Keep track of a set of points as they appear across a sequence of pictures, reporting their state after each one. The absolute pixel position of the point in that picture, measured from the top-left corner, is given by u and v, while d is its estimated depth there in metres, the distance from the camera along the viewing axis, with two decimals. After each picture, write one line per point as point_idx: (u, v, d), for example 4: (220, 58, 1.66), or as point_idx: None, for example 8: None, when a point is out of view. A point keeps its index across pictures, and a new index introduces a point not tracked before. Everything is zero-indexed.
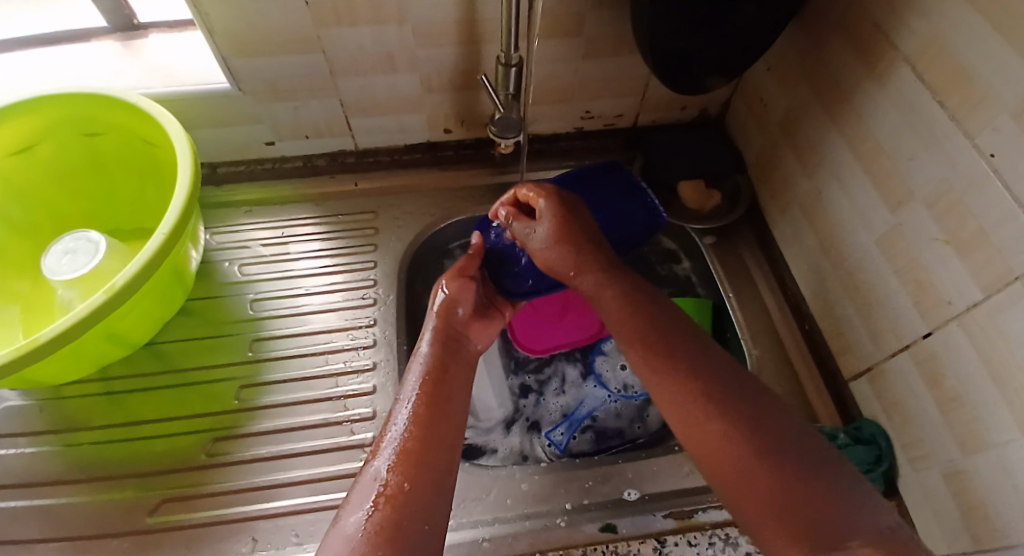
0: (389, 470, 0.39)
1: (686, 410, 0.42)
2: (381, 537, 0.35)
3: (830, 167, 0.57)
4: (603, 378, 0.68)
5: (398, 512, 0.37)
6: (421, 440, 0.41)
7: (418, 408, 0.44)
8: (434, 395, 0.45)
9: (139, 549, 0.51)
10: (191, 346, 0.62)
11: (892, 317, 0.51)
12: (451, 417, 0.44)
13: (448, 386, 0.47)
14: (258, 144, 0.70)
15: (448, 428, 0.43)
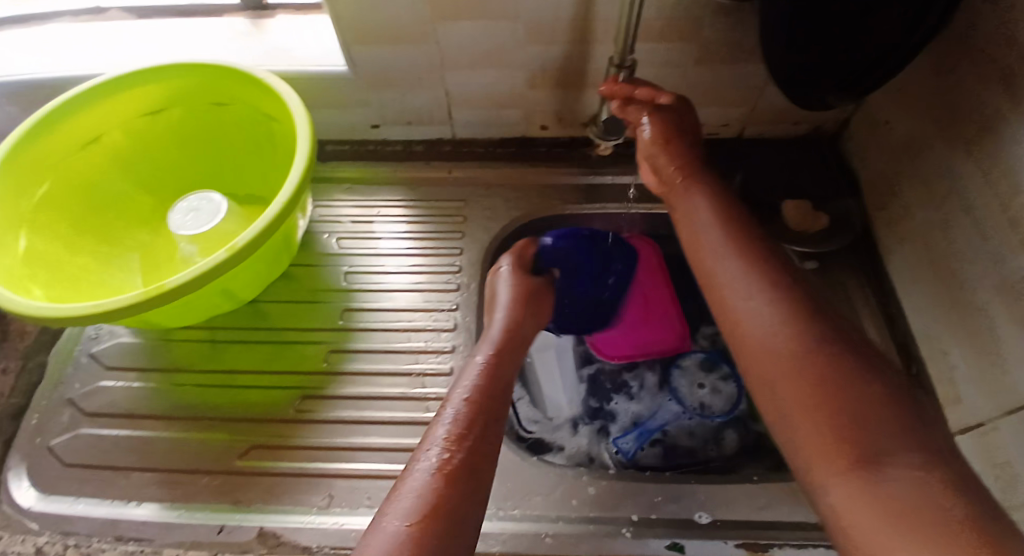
0: (440, 465, 0.38)
1: (777, 350, 0.39)
2: (429, 533, 0.34)
3: (957, 200, 0.53)
4: (680, 393, 0.66)
5: (443, 507, 0.36)
6: (468, 439, 0.41)
7: (468, 406, 0.43)
8: (484, 396, 0.45)
9: (224, 489, 0.55)
10: (287, 308, 0.66)
11: (1015, 371, 0.47)
12: (496, 418, 0.43)
13: (498, 389, 0.46)
14: (364, 126, 0.73)
15: (496, 430, 0.43)
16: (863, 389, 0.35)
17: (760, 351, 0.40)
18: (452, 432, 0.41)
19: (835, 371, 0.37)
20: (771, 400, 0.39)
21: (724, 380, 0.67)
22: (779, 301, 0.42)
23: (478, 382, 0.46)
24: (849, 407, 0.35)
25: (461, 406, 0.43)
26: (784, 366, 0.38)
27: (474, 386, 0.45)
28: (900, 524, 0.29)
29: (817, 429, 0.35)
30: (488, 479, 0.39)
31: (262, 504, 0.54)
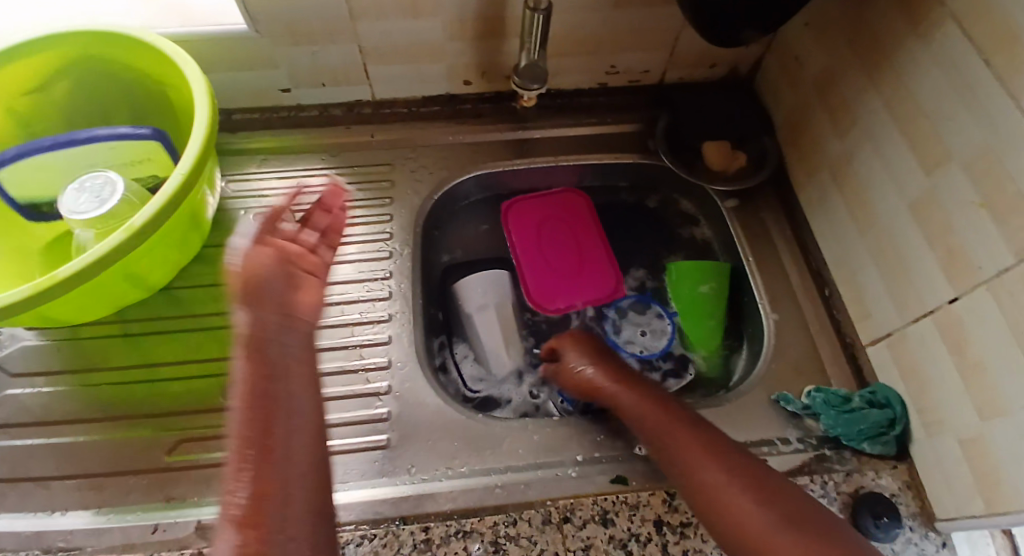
0: (242, 524, 0.33)
1: (699, 460, 0.45)
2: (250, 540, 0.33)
3: (863, 128, 0.56)
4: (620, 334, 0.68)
5: (259, 524, 0.33)
6: (263, 496, 0.34)
7: (248, 442, 0.36)
8: (263, 418, 0.37)
9: (157, 486, 0.52)
10: (209, 291, 0.62)
11: (917, 284, 0.50)
12: (299, 452, 0.38)
13: (309, 421, 0.39)
14: (274, 90, 0.69)
15: (289, 467, 0.37)
16: (804, 499, 0.43)
17: (716, 495, 0.43)
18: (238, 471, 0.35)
19: (774, 490, 0.43)
20: (727, 517, 0.42)
21: (659, 318, 0.69)
22: (718, 447, 0.46)
23: (245, 407, 0.37)
24: (808, 515, 0.42)
25: (292, 445, 0.37)
26: (741, 498, 0.42)
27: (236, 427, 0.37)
28: None
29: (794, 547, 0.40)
30: (289, 495, 0.36)
31: (199, 496, 0.51)
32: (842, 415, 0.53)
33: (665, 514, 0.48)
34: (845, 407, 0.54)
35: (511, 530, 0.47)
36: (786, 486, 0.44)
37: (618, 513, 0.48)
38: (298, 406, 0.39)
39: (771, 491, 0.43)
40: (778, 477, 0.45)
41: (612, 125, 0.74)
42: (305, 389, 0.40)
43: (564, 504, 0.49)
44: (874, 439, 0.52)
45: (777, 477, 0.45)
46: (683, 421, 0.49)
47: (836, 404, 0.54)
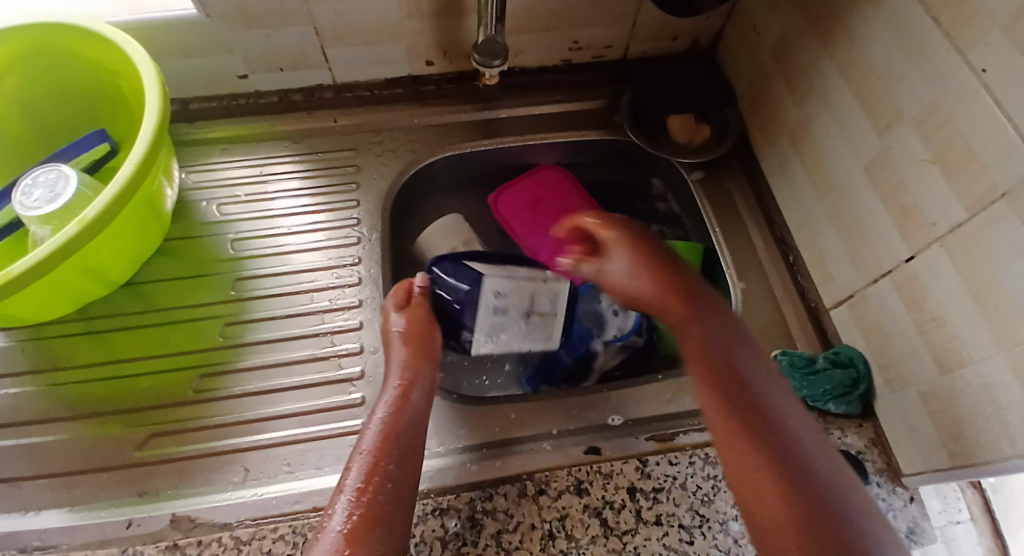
0: (346, 541, 0.37)
1: (714, 392, 0.42)
2: (371, 541, 0.37)
3: (820, 94, 0.56)
4: (533, 305, 0.63)
5: (362, 516, 0.38)
6: (373, 516, 0.39)
7: (374, 468, 0.41)
8: (386, 450, 0.43)
9: (130, 481, 0.51)
10: (173, 284, 0.61)
11: (875, 244, 0.51)
12: (408, 483, 0.42)
13: (413, 468, 0.43)
14: (231, 77, 0.67)
15: (406, 489, 0.41)
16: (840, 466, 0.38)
17: (721, 429, 0.40)
18: (357, 494, 0.40)
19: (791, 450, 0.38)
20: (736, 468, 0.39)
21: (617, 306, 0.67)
22: (744, 399, 0.41)
23: (378, 440, 0.44)
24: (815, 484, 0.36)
25: (397, 472, 0.42)
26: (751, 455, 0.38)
27: (370, 455, 0.43)
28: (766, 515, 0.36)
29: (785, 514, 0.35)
30: (401, 497, 0.41)
31: (173, 489, 0.51)
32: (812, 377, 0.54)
33: (638, 481, 0.50)
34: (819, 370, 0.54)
35: (487, 505, 0.48)
36: (823, 462, 0.38)
37: (592, 483, 0.49)
38: (409, 442, 0.45)
39: (790, 459, 0.38)
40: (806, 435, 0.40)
41: (576, 101, 0.74)
42: (418, 435, 0.46)
43: (539, 476, 0.50)
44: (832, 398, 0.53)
45: (807, 435, 0.40)
46: (716, 353, 0.45)
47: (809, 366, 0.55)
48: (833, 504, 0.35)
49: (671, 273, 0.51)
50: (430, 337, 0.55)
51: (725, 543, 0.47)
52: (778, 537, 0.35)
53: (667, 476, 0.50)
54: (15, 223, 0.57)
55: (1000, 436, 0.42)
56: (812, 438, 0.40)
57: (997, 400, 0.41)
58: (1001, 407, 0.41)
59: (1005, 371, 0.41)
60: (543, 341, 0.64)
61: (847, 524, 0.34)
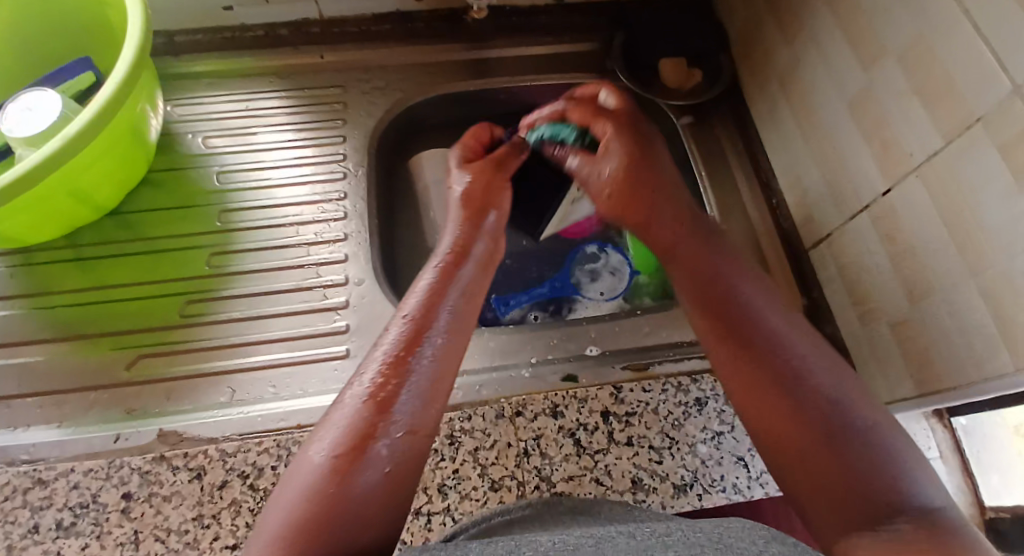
0: (372, 407, 0.38)
1: (733, 368, 0.44)
2: (388, 417, 0.38)
3: (809, 31, 0.56)
4: (630, 197, 0.59)
5: (389, 393, 0.39)
6: (402, 389, 0.40)
7: (411, 342, 0.42)
8: (426, 326, 0.43)
9: (118, 400, 0.52)
10: (161, 215, 0.62)
11: (855, 181, 0.52)
12: (443, 365, 0.42)
13: (448, 357, 0.43)
14: (216, 8, 0.67)
15: (438, 371, 0.42)
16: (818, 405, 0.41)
17: (750, 392, 0.43)
18: (391, 364, 0.41)
19: (809, 392, 0.42)
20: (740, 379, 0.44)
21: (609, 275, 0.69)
22: (730, 262, 0.51)
23: (416, 314, 0.44)
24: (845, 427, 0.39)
25: (434, 351, 0.42)
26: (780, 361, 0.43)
27: (408, 325, 0.43)
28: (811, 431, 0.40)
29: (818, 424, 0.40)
30: (437, 390, 0.41)
31: (160, 408, 0.52)
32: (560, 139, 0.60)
33: (613, 406, 0.51)
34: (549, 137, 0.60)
35: (465, 424, 0.49)
36: (774, 321, 0.46)
37: (568, 407, 0.51)
38: (451, 322, 0.45)
39: (779, 369, 0.43)
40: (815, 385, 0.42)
41: (567, 43, 0.73)
42: (463, 314, 0.46)
43: (517, 400, 0.51)
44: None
45: (825, 381, 0.42)
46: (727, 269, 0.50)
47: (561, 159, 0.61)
48: (855, 459, 0.38)
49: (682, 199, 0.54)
50: (491, 202, 0.56)
51: (693, 463, 0.49)
52: (746, 399, 0.43)
53: (640, 402, 0.51)
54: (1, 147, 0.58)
55: (966, 361, 0.43)
56: (837, 387, 0.42)
57: (963, 324, 0.43)
58: (967, 331, 0.42)
59: (972, 297, 0.42)
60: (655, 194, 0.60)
61: (868, 467, 0.38)
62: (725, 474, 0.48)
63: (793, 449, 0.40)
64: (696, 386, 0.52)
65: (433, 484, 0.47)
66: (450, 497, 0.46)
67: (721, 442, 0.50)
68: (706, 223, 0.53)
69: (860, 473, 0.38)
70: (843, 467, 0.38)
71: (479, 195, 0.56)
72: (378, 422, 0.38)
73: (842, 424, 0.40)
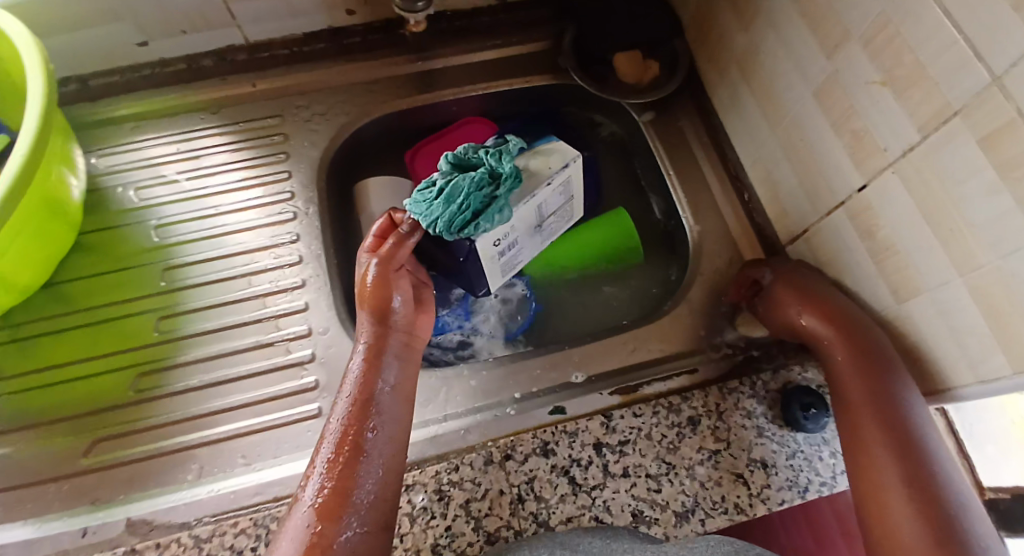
0: (319, 516, 0.37)
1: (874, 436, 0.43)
2: (334, 525, 0.37)
3: (767, 15, 0.53)
4: (540, 213, 0.53)
5: (332, 503, 0.37)
6: (345, 492, 0.38)
7: (347, 440, 0.40)
8: (363, 416, 0.42)
9: (78, 492, 0.49)
10: (101, 281, 0.57)
11: (828, 174, 0.50)
12: (388, 456, 0.41)
13: (391, 445, 0.42)
14: (129, 45, 0.61)
15: (387, 463, 0.41)
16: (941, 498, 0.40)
17: (872, 470, 0.42)
18: (330, 466, 0.39)
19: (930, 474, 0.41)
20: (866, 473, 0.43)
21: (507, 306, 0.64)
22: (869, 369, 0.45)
23: (351, 406, 0.42)
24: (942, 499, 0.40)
25: (376, 442, 0.41)
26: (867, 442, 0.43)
27: (343, 423, 0.41)
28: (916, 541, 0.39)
29: (903, 511, 0.40)
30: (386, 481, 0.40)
31: (125, 495, 0.49)
32: (430, 215, 0.47)
33: (604, 437, 0.49)
34: (416, 220, 0.48)
35: (453, 477, 0.47)
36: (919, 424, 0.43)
37: (558, 443, 0.49)
38: (388, 408, 0.43)
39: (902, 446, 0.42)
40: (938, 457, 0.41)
41: (515, 43, 0.69)
42: (399, 398, 0.44)
43: (505, 442, 0.49)
44: (502, 193, 0.46)
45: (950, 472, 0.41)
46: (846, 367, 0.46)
47: (440, 235, 0.47)
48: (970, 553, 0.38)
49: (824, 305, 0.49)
50: (391, 288, 0.47)
51: (692, 487, 0.47)
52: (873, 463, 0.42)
53: (632, 429, 0.50)
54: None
55: (960, 360, 0.41)
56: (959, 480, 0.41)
57: (956, 324, 0.41)
58: (961, 331, 0.41)
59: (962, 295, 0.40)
60: (565, 197, 0.55)
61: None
62: (726, 495, 0.47)
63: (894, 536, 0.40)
64: (686, 404, 0.51)
65: (426, 546, 0.45)
66: None
67: (719, 461, 0.48)
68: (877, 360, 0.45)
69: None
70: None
71: (377, 289, 0.47)
72: (326, 530, 0.36)
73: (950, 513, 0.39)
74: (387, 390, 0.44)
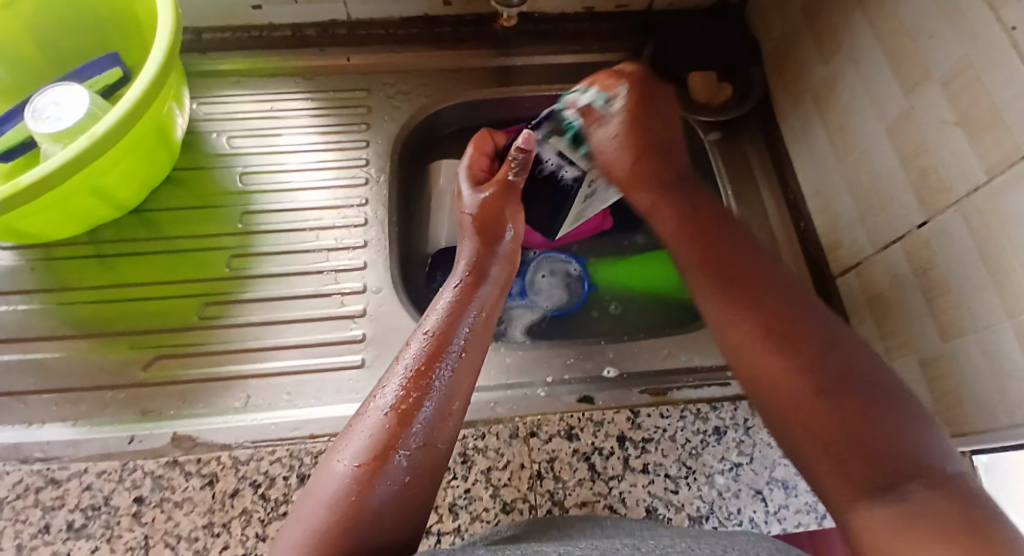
0: (395, 415, 0.38)
1: (742, 318, 0.42)
2: (402, 432, 0.37)
3: (849, 51, 0.54)
4: None
5: (407, 411, 0.38)
6: (423, 403, 0.39)
7: (437, 352, 0.41)
8: (448, 336, 0.42)
9: (133, 401, 0.53)
10: (182, 214, 0.62)
11: (890, 209, 0.50)
12: (463, 377, 0.41)
13: (471, 368, 0.42)
14: (244, 7, 0.66)
15: (460, 384, 0.41)
16: (823, 368, 0.38)
17: (749, 347, 0.41)
18: (414, 375, 0.40)
19: (805, 350, 0.39)
20: (738, 336, 0.41)
21: (562, 286, 0.67)
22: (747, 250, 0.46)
23: (443, 323, 0.43)
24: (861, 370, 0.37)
25: (458, 361, 0.42)
26: (784, 303, 0.41)
27: (432, 338, 0.42)
28: (794, 419, 0.37)
29: (796, 381, 0.38)
30: (460, 401, 0.41)
31: (175, 410, 0.52)
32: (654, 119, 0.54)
33: (629, 431, 0.50)
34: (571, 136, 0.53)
35: (478, 443, 0.49)
36: (820, 328, 0.40)
37: (583, 429, 0.50)
38: (475, 337, 0.44)
39: (775, 325, 0.40)
40: (806, 338, 0.39)
41: (596, 52, 0.71)
42: (484, 327, 0.45)
43: (532, 420, 0.50)
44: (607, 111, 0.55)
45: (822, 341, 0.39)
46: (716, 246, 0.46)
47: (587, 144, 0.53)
48: (874, 426, 0.35)
49: (677, 209, 0.50)
50: (504, 218, 0.53)
51: (708, 494, 0.48)
52: (749, 345, 0.40)
53: (658, 429, 0.50)
54: (26, 140, 0.59)
55: (999, 406, 0.41)
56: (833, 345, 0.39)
57: (998, 369, 0.41)
58: (1002, 377, 0.41)
59: (1010, 340, 0.40)
60: None
61: (896, 431, 0.34)
62: (742, 507, 0.47)
63: (789, 399, 0.38)
64: (715, 414, 0.51)
65: (444, 503, 0.46)
66: (461, 518, 0.46)
67: (739, 474, 0.49)
68: (727, 236, 0.47)
69: (887, 450, 0.34)
70: (875, 425, 0.35)
71: (493, 214, 0.52)
72: (398, 431, 0.37)
73: (823, 386, 0.37)
74: (475, 320, 0.45)
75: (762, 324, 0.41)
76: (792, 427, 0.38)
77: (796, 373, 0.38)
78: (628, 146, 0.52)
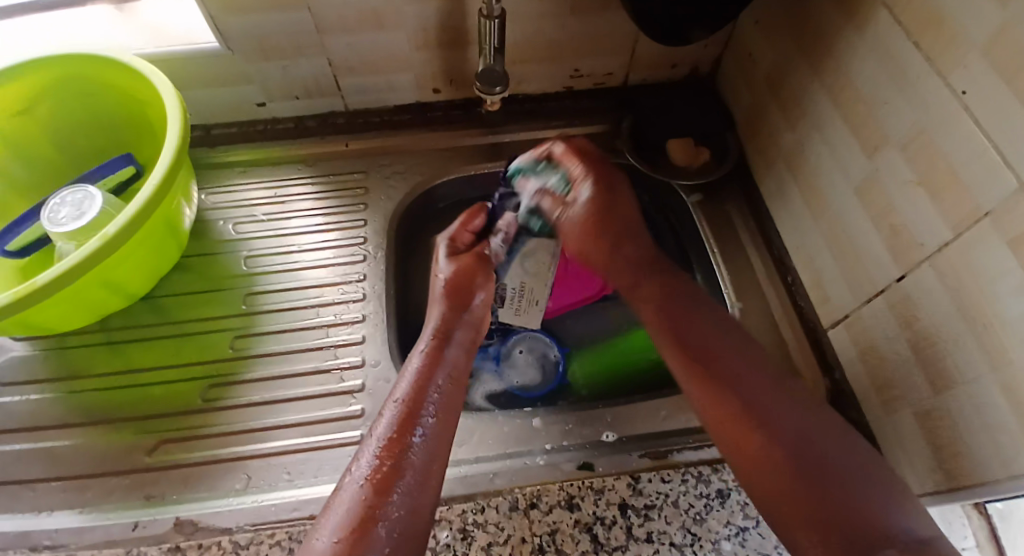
0: (369, 488, 0.39)
1: (734, 411, 0.44)
2: (380, 498, 0.38)
3: (812, 116, 0.57)
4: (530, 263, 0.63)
5: (379, 480, 0.39)
6: (397, 470, 0.40)
7: (404, 417, 0.43)
8: (421, 398, 0.45)
9: (138, 485, 0.53)
10: (189, 299, 0.65)
11: (868, 263, 0.52)
12: (437, 440, 0.43)
13: (444, 432, 0.44)
14: (250, 104, 0.71)
15: (436, 448, 0.43)
16: (820, 465, 0.40)
17: (736, 431, 0.43)
18: (387, 444, 0.41)
19: (798, 447, 0.41)
20: (732, 439, 0.43)
21: (534, 365, 0.66)
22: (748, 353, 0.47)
23: (414, 384, 0.46)
24: (831, 464, 0.40)
25: (429, 427, 0.44)
26: (750, 372, 0.46)
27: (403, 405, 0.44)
28: (781, 495, 0.40)
29: (781, 472, 0.40)
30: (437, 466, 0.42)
31: (179, 494, 0.53)
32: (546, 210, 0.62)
33: (630, 498, 0.50)
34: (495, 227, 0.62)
35: (478, 517, 0.49)
36: (809, 431, 0.42)
37: (584, 499, 0.50)
38: (442, 401, 0.46)
39: (769, 409, 0.43)
40: (790, 418, 0.43)
41: (579, 127, 0.75)
42: (453, 393, 0.47)
43: (531, 490, 0.51)
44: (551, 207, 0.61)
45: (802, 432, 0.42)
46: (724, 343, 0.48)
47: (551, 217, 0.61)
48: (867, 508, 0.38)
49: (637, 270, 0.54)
50: (474, 286, 0.56)
51: None
52: (743, 434, 0.43)
53: (659, 494, 0.50)
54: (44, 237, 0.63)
55: (994, 457, 0.41)
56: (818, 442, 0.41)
57: (989, 419, 0.41)
58: (994, 428, 0.41)
59: (995, 390, 0.40)
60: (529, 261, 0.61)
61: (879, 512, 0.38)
62: None
63: (773, 481, 0.40)
64: (716, 476, 0.51)
65: None
66: None
67: (746, 539, 0.48)
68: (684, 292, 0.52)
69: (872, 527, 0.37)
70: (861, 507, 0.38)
71: (464, 284, 0.56)
72: (375, 502, 0.38)
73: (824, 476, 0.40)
74: (452, 396, 0.47)
75: (756, 414, 0.43)
76: (781, 516, 0.40)
77: (786, 456, 0.41)
78: (588, 236, 0.57)
